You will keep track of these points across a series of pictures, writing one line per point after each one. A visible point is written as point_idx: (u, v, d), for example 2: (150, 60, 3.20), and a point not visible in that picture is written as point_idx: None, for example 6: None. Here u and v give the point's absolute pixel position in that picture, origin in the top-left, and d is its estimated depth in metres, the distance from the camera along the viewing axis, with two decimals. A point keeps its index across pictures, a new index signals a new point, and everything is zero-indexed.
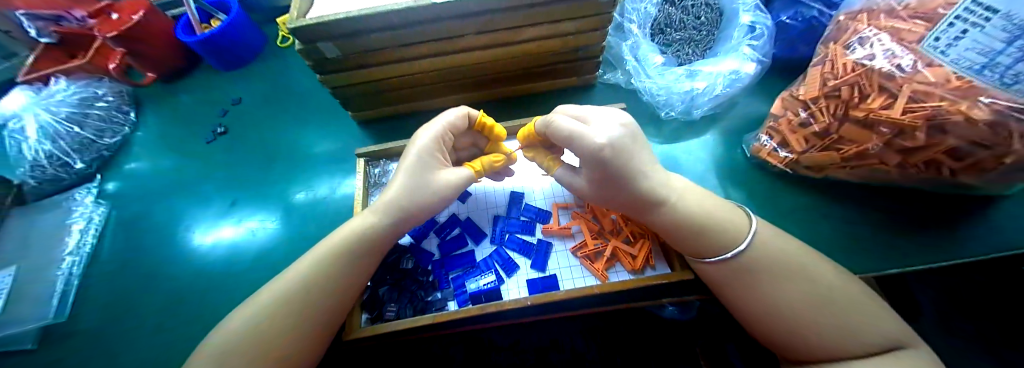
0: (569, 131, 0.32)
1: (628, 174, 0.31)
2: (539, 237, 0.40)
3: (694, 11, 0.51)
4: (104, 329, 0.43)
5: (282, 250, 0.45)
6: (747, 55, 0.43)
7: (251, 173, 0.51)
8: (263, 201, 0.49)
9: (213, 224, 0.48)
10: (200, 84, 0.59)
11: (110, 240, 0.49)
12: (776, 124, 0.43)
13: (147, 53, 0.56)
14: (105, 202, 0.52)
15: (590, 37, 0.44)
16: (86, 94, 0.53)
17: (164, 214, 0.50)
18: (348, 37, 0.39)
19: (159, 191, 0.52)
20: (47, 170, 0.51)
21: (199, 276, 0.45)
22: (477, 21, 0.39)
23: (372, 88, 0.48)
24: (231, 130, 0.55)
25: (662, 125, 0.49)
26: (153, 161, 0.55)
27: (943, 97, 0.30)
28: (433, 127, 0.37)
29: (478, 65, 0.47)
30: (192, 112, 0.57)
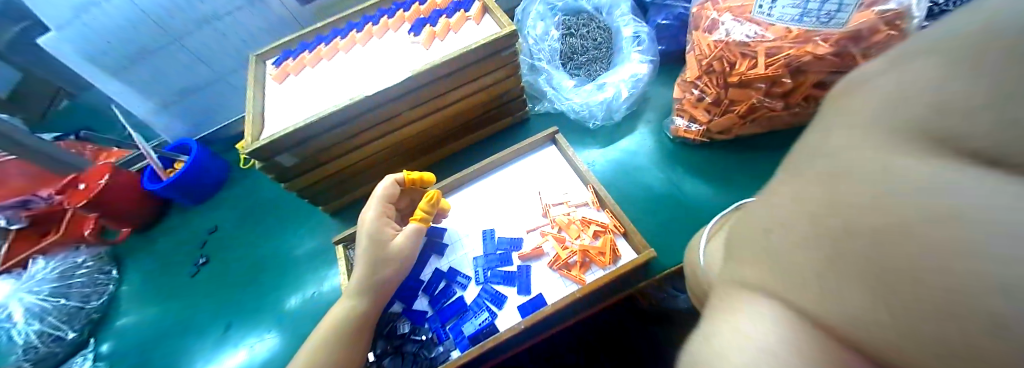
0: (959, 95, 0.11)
1: None
2: (517, 264, 0.44)
3: (590, 35, 0.59)
4: None
5: (283, 359, 0.47)
6: (639, 60, 0.51)
7: (236, 292, 0.53)
8: (256, 317, 0.50)
9: (210, 356, 0.49)
10: (175, 224, 0.62)
11: None
12: (681, 105, 0.49)
13: (118, 213, 0.59)
14: (102, 367, 0.53)
15: (507, 83, 0.52)
16: (65, 265, 0.55)
17: (158, 362, 0.51)
18: (301, 144, 0.45)
19: (151, 339, 0.53)
20: (40, 349, 0.51)
21: None
22: (408, 98, 0.47)
23: (334, 181, 0.52)
24: (212, 258, 0.57)
25: (595, 134, 0.54)
26: (140, 311, 0.56)
27: (790, 46, 0.38)
28: (373, 204, 0.41)
29: (422, 133, 0.53)
30: (172, 253, 0.59)
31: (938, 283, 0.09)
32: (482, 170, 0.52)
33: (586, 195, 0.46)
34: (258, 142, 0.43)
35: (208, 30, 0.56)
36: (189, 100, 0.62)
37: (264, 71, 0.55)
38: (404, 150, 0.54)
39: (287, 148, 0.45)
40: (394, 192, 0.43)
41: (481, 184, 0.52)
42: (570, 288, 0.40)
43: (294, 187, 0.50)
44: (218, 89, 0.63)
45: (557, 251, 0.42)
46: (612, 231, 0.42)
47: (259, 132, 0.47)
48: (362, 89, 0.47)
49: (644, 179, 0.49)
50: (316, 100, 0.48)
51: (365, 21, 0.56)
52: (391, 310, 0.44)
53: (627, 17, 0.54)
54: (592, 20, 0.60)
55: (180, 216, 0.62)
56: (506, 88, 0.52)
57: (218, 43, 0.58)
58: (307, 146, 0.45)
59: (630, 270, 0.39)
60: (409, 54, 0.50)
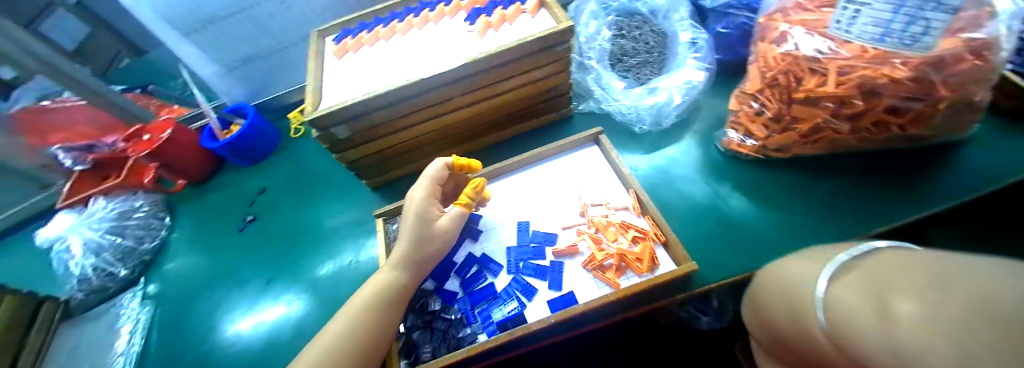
0: None
1: None
2: (551, 259, 0.44)
3: (643, 38, 0.57)
4: None
5: (318, 318, 0.48)
6: (694, 66, 0.50)
7: (278, 253, 0.55)
8: (295, 276, 0.53)
9: (251, 306, 0.52)
10: (225, 182, 0.66)
11: (155, 340, 0.52)
12: (737, 118, 0.48)
13: (177, 165, 0.62)
14: (149, 304, 0.56)
15: (556, 79, 0.52)
16: (123, 208, 0.59)
17: (203, 306, 0.54)
18: (356, 118, 0.46)
19: (197, 284, 0.56)
20: (93, 281, 0.57)
21: (245, 358, 0.47)
22: (461, 84, 0.47)
23: (379, 156, 0.54)
24: (258, 216, 0.60)
25: (640, 139, 0.54)
26: (189, 257, 0.59)
27: (866, 67, 0.35)
28: (421, 184, 0.43)
29: (468, 120, 0.54)
30: (221, 208, 0.63)
31: None
32: (523, 162, 0.52)
33: (628, 199, 0.46)
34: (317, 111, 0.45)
35: (274, 3, 0.58)
36: (249, 67, 0.65)
37: (323, 46, 0.57)
38: (447, 135, 0.55)
39: (341, 120, 0.46)
40: (440, 176, 0.44)
41: (521, 176, 0.53)
42: (603, 289, 0.39)
43: (343, 159, 0.52)
44: (276, 59, 0.66)
45: (593, 251, 0.42)
46: (653, 239, 0.41)
47: (316, 103, 0.49)
48: (417, 71, 0.48)
49: (689, 190, 0.48)
50: (372, 79, 0.49)
51: (422, 7, 0.57)
52: (424, 286, 0.45)
53: (684, 23, 0.53)
54: (646, 24, 0.59)
55: (230, 176, 0.66)
56: (554, 83, 0.52)
57: (282, 16, 0.60)
58: (360, 121, 0.47)
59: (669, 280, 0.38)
60: (464, 42, 0.51)
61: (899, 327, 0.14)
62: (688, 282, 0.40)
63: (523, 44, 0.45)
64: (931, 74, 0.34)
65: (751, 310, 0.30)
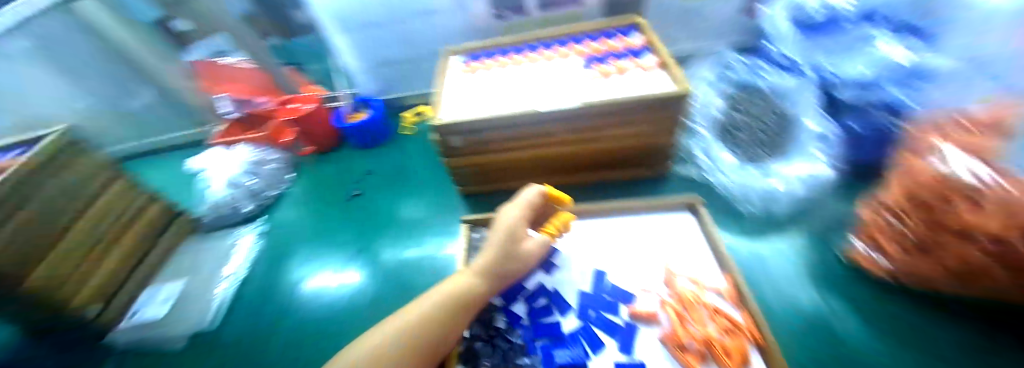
0: None
1: None
2: (625, 318, 0.42)
3: (761, 117, 0.59)
4: (238, 344, 0.52)
5: (390, 297, 0.52)
6: (821, 159, 0.50)
7: (372, 229, 0.63)
8: (382, 254, 0.59)
9: (340, 268, 0.58)
10: (343, 156, 0.76)
11: (258, 272, 0.61)
12: (868, 230, 0.42)
13: (308, 133, 0.74)
14: (261, 240, 0.66)
15: (664, 137, 0.52)
16: (261, 156, 0.70)
17: (303, 256, 0.62)
18: (474, 132, 0.51)
19: (302, 235, 0.65)
20: (223, 209, 0.67)
21: (324, 312, 0.53)
22: (574, 124, 0.50)
23: (482, 170, 0.59)
24: (364, 193, 0.69)
25: (743, 221, 0.51)
26: (300, 211, 0.69)
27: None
28: (516, 204, 0.47)
29: (570, 157, 0.56)
30: (335, 176, 0.73)
31: None
32: (612, 210, 0.55)
33: (723, 283, 0.43)
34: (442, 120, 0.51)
35: (421, 20, 0.68)
36: (387, 67, 0.75)
37: (450, 63, 0.64)
38: (542, 166, 0.58)
39: (460, 131, 0.52)
40: (532, 202, 0.47)
41: (607, 222, 0.55)
42: None
43: (453, 164, 0.57)
44: (408, 66, 0.75)
45: (673, 322, 0.40)
46: (745, 335, 0.36)
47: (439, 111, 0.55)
48: (536, 103, 0.52)
49: (790, 293, 0.43)
50: (491, 100, 0.54)
51: (548, 47, 0.62)
52: (493, 301, 0.48)
53: (812, 114, 0.53)
54: (767, 102, 0.61)
55: (347, 153, 0.76)
56: (659, 141, 0.53)
57: (424, 31, 0.70)
58: (472, 136, 0.52)
59: None
60: (578, 84, 0.53)
61: None
62: None
63: (641, 99, 0.46)
64: None
65: None
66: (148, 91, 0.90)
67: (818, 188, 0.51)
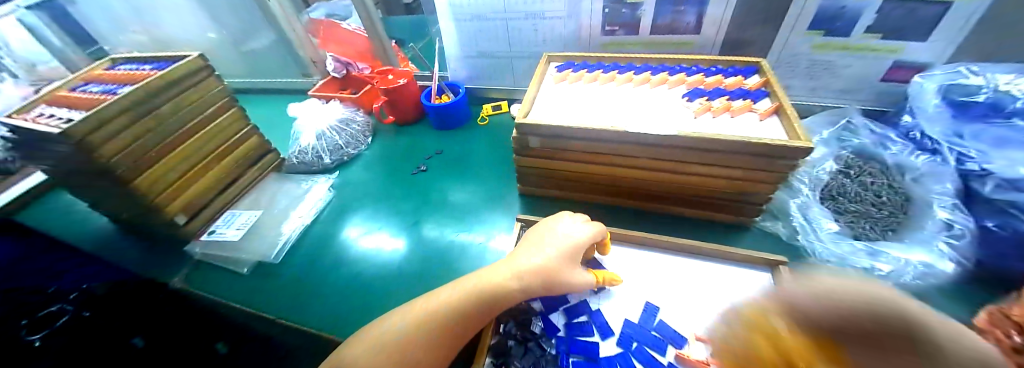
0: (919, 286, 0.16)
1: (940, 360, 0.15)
2: (669, 359, 0.41)
3: (876, 189, 0.54)
4: (293, 280, 0.56)
5: (436, 274, 0.54)
6: (943, 253, 0.44)
7: (428, 206, 0.65)
8: (434, 231, 0.61)
9: (395, 235, 0.61)
10: (418, 131, 0.80)
11: (322, 219, 0.66)
12: (982, 340, 0.37)
13: (396, 105, 0.78)
14: (330, 190, 0.71)
15: (757, 186, 0.49)
16: (348, 117, 0.77)
17: (364, 214, 0.66)
18: (556, 137, 0.51)
19: (366, 195, 0.69)
20: (306, 156, 0.74)
21: (373, 271, 0.55)
22: (665, 152, 0.48)
23: (553, 175, 0.59)
24: (429, 170, 0.72)
25: None
26: (370, 172, 0.74)
27: None
28: (576, 231, 0.44)
29: (649, 184, 0.55)
30: (407, 148, 0.77)
31: None
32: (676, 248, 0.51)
33: None
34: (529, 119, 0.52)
35: (528, 22, 0.68)
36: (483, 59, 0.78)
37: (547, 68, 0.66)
38: (614, 186, 0.57)
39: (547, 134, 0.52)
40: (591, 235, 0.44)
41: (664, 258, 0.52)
42: None
43: (527, 163, 0.58)
44: (501, 62, 0.77)
45: None
46: None
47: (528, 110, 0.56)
48: (630, 123, 0.51)
49: None
50: (582, 111, 0.54)
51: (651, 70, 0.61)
52: (532, 305, 0.47)
53: (945, 199, 0.47)
54: (886, 176, 0.55)
55: (423, 130, 0.80)
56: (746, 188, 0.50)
57: (527, 34, 0.70)
58: (554, 141, 0.52)
59: None
60: (676, 117, 0.51)
61: None
62: None
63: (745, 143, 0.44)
64: None
65: None
66: (253, 38, 0.96)
67: (931, 283, 0.44)
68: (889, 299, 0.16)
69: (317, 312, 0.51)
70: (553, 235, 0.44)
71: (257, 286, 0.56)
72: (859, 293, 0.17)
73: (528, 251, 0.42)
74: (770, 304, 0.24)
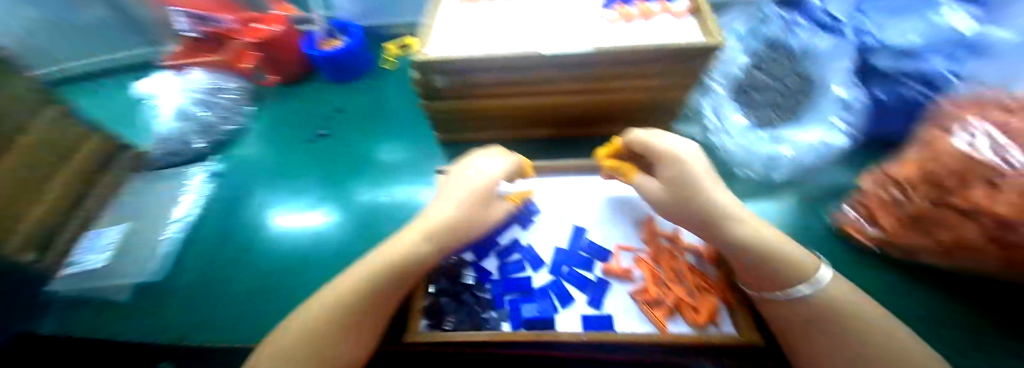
0: (665, 150, 0.39)
1: (696, 188, 0.36)
2: (597, 275, 0.42)
3: (780, 76, 0.55)
4: (191, 289, 0.48)
5: (357, 244, 0.49)
6: (836, 126, 0.47)
7: (342, 171, 0.59)
8: (347, 199, 0.55)
9: (304, 212, 0.55)
10: (310, 93, 0.70)
11: (213, 213, 0.57)
12: (865, 199, 0.43)
13: (278, 60, 0.68)
14: (217, 180, 0.61)
15: (671, 93, 0.48)
16: (217, 86, 0.66)
17: (264, 198, 0.58)
18: (461, 72, 0.45)
19: (263, 176, 0.61)
20: (174, 145, 0.62)
21: (285, 257, 0.50)
22: (574, 71, 0.44)
23: (467, 116, 0.54)
24: (331, 134, 0.64)
25: (736, 184, 0.50)
26: (262, 149, 0.64)
27: None
28: (484, 173, 0.43)
29: (567, 107, 0.52)
30: (300, 114, 0.67)
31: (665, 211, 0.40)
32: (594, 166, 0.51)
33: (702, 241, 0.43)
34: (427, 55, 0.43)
35: None
36: None
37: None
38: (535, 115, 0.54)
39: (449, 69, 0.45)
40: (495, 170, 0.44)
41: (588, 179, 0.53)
42: (647, 330, 0.37)
43: (435, 108, 0.52)
44: None
45: (644, 280, 0.41)
46: (716, 295, 0.38)
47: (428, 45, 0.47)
48: (537, 44, 0.45)
49: None
50: (486, 36, 0.47)
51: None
52: (462, 257, 0.46)
53: (842, 75, 0.47)
54: (789, 60, 0.56)
55: (322, 86, 0.70)
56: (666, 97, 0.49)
57: None
58: (462, 78, 0.45)
59: (722, 344, 0.34)
60: (589, 30, 0.46)
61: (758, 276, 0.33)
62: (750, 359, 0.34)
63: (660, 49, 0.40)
64: None
65: None
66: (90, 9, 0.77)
67: (824, 158, 0.49)
68: (672, 154, 0.39)
69: (231, 308, 0.45)
70: (460, 179, 0.43)
71: (147, 306, 0.47)
72: (663, 148, 0.39)
73: (438, 202, 0.41)
74: (667, 163, 0.39)
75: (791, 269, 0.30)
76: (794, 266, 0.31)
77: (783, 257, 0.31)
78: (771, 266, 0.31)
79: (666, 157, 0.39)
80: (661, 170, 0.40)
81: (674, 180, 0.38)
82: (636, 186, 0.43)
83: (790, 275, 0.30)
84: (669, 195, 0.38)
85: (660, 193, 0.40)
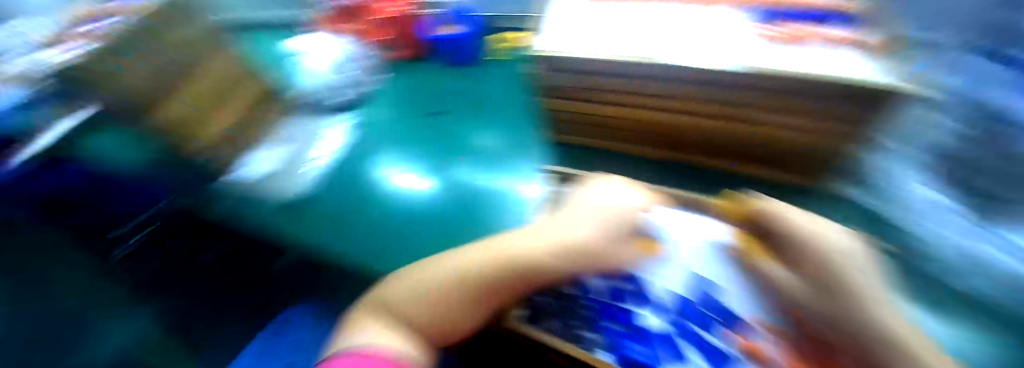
0: (780, 211, 0.31)
1: (802, 244, 0.27)
2: (717, 344, 0.30)
3: None
4: (326, 216, 0.53)
5: (472, 212, 0.52)
6: None
7: (449, 140, 0.63)
8: (465, 164, 0.58)
9: (425, 173, 0.58)
10: (433, 67, 0.76)
11: (338, 153, 0.63)
12: None
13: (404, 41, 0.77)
14: (344, 126, 0.67)
15: (844, 137, 0.37)
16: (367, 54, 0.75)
17: (386, 152, 0.63)
18: (587, 72, 0.43)
19: (387, 132, 0.66)
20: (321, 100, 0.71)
21: (410, 217, 0.52)
22: (705, 87, 0.39)
23: (581, 120, 0.54)
24: (447, 111, 0.68)
25: (960, 297, 0.33)
26: (387, 105, 0.71)
27: None
28: (627, 205, 0.40)
29: (693, 132, 0.47)
30: (424, 85, 0.73)
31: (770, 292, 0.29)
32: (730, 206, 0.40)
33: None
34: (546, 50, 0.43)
35: None
36: None
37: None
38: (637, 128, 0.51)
39: (568, 67, 0.44)
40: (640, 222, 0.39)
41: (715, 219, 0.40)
42: None
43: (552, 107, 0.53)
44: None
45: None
46: None
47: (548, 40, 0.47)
48: (675, 50, 0.39)
49: None
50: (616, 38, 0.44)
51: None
52: None
53: None
54: None
55: (434, 69, 0.76)
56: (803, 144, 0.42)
57: None
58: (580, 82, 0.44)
59: None
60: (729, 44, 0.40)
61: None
62: None
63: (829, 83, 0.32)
64: None
65: None
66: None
67: None
68: (784, 215, 0.30)
69: (355, 245, 0.48)
70: (595, 214, 0.38)
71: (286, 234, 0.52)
72: (777, 209, 0.31)
73: (561, 231, 0.36)
74: (775, 224, 0.30)
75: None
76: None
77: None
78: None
79: (778, 216, 0.30)
80: (776, 239, 0.30)
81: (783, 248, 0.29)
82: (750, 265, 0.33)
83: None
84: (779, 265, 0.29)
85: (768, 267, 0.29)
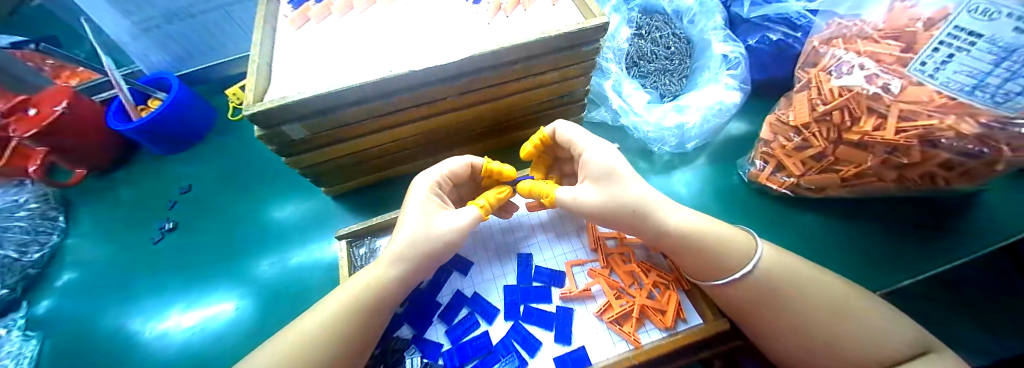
0: (423, 175, 0.39)
1: (433, 173, 0.38)
2: (557, 303, 0.39)
3: (663, 42, 0.57)
4: None
5: None
6: (731, 85, 0.47)
7: (272, 211, 0.53)
8: None
9: None
10: None
11: None
12: (770, 149, 0.46)
13: None
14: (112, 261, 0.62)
15: (553, 102, 0.45)
16: None
17: None
18: (321, 113, 0.32)
19: None
20: None
21: None
22: (458, 83, 0.34)
23: (353, 163, 0.44)
24: None
25: (654, 158, 0.54)
26: None
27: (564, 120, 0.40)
28: (410, 194, 0.37)
29: (470, 123, 0.43)
30: None
31: (427, 189, 0.37)
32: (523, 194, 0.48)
33: (592, 257, 0.42)
34: (262, 102, 0.30)
35: (243, 37, 0.59)
36: (172, 26, 0.53)
37: None
38: (442, 133, 0.44)
39: (303, 116, 0.32)
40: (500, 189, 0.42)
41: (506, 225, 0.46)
42: (623, 349, 0.34)
43: (298, 163, 0.39)
44: None
45: (606, 292, 0.38)
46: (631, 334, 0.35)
47: (262, 90, 0.33)
48: (406, 59, 0.33)
49: (783, 234, 0.47)
50: (324, 63, 0.35)
51: None
52: (401, 334, 0.38)
53: (721, 32, 0.50)
54: (668, 27, 0.58)
55: (179, 167, 0.58)
56: (582, 73, 0.40)
57: None
58: (355, 113, 0.33)
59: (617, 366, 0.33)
60: (464, 27, 0.36)
61: (409, 239, 0.34)
62: (689, 319, 0.36)
63: (563, 36, 0.32)
64: (636, 226, 0.35)
65: (712, 347, 0.36)
66: None
67: (713, 135, 0.53)
68: (424, 175, 0.38)
69: None
70: (427, 187, 0.37)
71: None
72: (414, 182, 0.38)
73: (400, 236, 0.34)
74: (422, 179, 0.38)
75: (733, 252, 0.33)
76: (884, 338, 0.28)
77: (450, 166, 0.39)
78: (719, 248, 0.34)
79: (419, 176, 0.39)
80: (439, 172, 0.38)
81: (426, 176, 0.38)
82: (415, 184, 0.38)
83: (728, 262, 0.33)
84: (427, 174, 0.38)
85: (428, 178, 0.38)
